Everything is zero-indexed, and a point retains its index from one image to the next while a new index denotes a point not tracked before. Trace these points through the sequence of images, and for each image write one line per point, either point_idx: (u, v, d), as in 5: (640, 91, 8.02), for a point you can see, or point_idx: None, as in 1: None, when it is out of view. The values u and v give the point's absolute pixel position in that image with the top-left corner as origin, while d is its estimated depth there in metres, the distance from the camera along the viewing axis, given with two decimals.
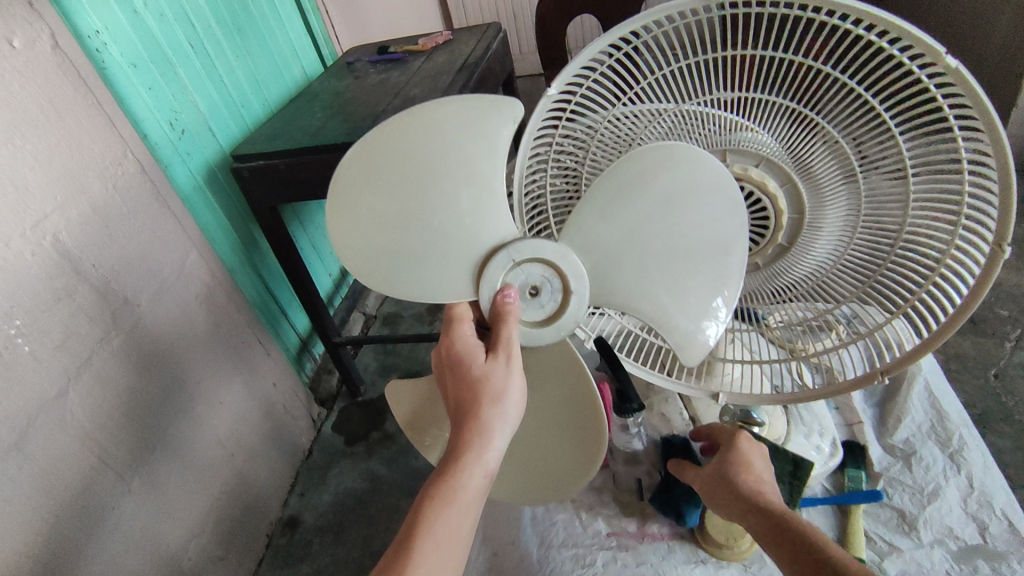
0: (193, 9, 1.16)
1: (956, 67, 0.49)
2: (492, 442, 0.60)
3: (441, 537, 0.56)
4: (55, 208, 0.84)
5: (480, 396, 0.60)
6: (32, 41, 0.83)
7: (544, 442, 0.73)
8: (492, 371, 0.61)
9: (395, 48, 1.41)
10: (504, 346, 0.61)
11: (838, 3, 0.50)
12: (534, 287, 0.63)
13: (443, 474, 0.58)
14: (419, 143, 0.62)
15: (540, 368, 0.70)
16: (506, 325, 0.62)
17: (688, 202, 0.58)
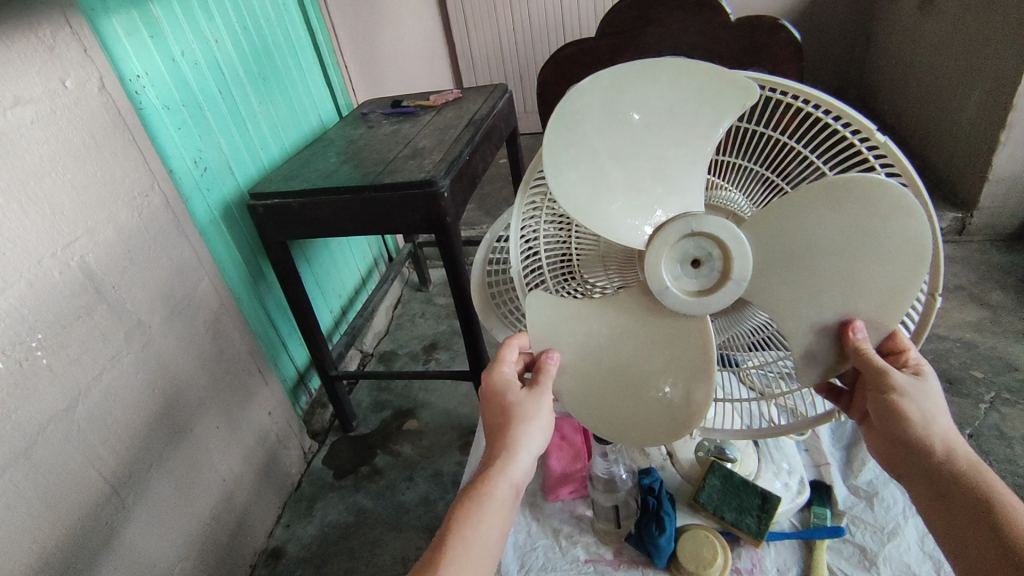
0: (224, 60, 1.26)
1: (884, 140, 0.56)
2: (518, 457, 0.64)
3: (473, 542, 0.59)
4: (85, 232, 0.91)
5: (512, 419, 0.65)
6: (83, 83, 0.92)
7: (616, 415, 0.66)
8: (526, 402, 0.65)
9: (408, 103, 1.52)
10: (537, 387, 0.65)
11: (784, 85, 0.57)
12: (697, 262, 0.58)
13: (474, 486, 0.62)
14: (675, 89, 0.57)
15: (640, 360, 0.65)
16: (544, 374, 0.66)
17: (874, 236, 0.56)
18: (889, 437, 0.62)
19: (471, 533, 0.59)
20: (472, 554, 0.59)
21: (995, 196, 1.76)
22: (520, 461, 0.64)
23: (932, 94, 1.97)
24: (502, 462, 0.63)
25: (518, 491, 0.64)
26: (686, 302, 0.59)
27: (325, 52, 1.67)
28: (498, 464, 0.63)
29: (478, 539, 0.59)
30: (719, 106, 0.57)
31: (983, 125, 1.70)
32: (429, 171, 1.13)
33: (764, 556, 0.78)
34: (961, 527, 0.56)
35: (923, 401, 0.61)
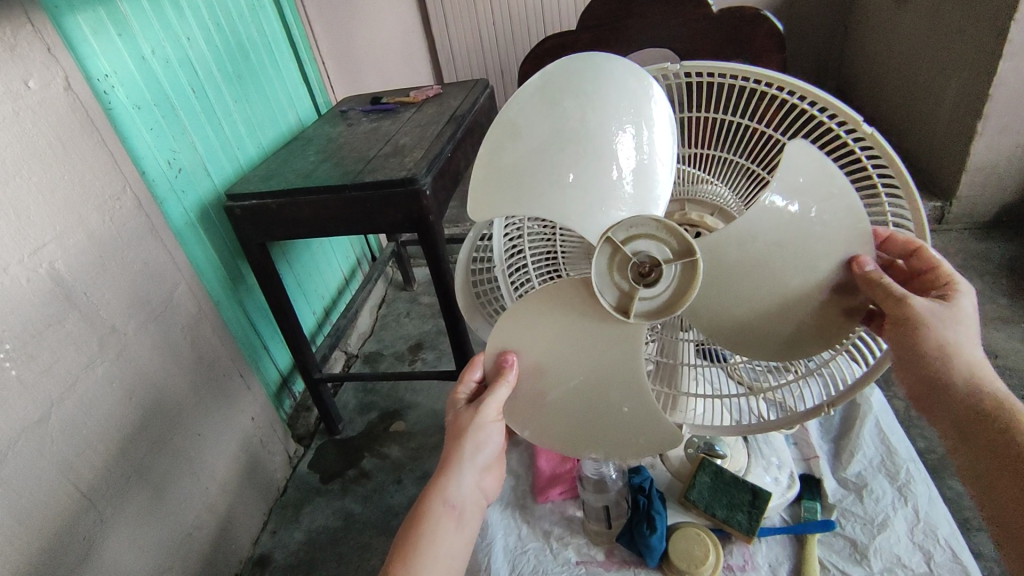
0: (196, 57, 1.23)
1: (872, 132, 0.56)
2: (461, 475, 0.66)
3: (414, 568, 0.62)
4: (53, 237, 0.87)
5: (462, 434, 0.66)
6: (47, 83, 0.88)
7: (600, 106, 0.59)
8: (472, 420, 0.65)
9: (388, 99, 1.49)
10: (492, 398, 0.65)
11: (771, 76, 0.56)
12: (647, 273, 0.59)
13: (414, 521, 0.64)
14: (619, 444, 0.68)
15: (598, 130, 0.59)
16: (499, 387, 0.65)
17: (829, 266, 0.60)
18: (912, 373, 0.59)
19: (411, 558, 0.62)
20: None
21: (973, 184, 1.78)
22: (461, 479, 0.66)
23: (908, 85, 1.99)
24: (437, 485, 0.65)
25: (455, 512, 0.66)
26: (647, 225, 0.58)
27: (302, 50, 1.64)
28: (432, 493, 0.65)
29: (424, 557, 0.62)
30: (660, 436, 0.67)
31: (960, 110, 1.73)
32: (410, 169, 1.11)
33: (756, 551, 0.78)
34: (988, 453, 0.56)
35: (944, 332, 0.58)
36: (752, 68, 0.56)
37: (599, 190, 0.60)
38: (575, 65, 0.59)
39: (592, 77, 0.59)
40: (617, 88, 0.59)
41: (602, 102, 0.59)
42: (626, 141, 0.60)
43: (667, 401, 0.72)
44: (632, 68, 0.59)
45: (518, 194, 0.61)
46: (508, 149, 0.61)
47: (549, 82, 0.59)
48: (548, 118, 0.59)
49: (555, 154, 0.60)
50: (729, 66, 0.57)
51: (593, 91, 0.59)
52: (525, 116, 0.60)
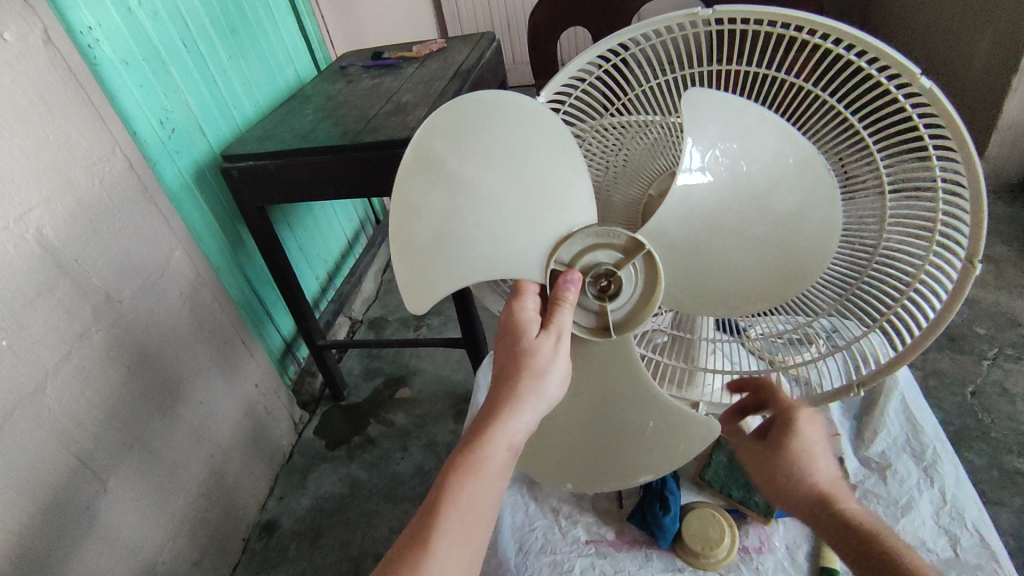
0: (186, 8, 1.16)
1: (930, 87, 0.49)
2: (523, 414, 0.55)
3: (464, 508, 0.53)
4: (40, 202, 0.84)
5: (521, 369, 0.56)
6: (24, 36, 0.83)
7: (479, 141, 0.59)
8: (538, 347, 0.57)
9: (390, 54, 1.42)
10: (556, 325, 0.57)
11: (815, 21, 0.50)
12: (608, 285, 0.59)
13: (468, 444, 0.55)
14: (639, 465, 0.69)
15: (491, 153, 0.59)
16: (560, 311, 0.57)
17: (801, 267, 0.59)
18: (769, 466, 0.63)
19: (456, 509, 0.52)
20: (464, 522, 0.53)
21: (1003, 145, 1.70)
22: (524, 420, 0.56)
23: (938, 39, 1.88)
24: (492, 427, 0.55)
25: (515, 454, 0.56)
26: (589, 242, 0.59)
27: (299, 2, 1.56)
28: (492, 424, 0.55)
29: (465, 513, 0.53)
30: (679, 452, 0.67)
31: (993, 65, 1.64)
32: (413, 129, 1.05)
33: (773, 533, 0.76)
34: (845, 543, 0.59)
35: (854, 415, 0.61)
36: (793, 13, 0.50)
37: (528, 195, 0.59)
38: (443, 119, 0.59)
39: (459, 132, 0.59)
40: (497, 119, 0.59)
41: (493, 139, 0.59)
42: (530, 156, 0.59)
43: (680, 377, 0.71)
44: (498, 93, 0.59)
45: (451, 257, 0.60)
46: (415, 227, 0.60)
47: (421, 153, 0.59)
48: (440, 185, 0.59)
49: (467, 210, 0.59)
50: (767, 11, 0.51)
51: (476, 131, 0.59)
52: (418, 193, 0.59)
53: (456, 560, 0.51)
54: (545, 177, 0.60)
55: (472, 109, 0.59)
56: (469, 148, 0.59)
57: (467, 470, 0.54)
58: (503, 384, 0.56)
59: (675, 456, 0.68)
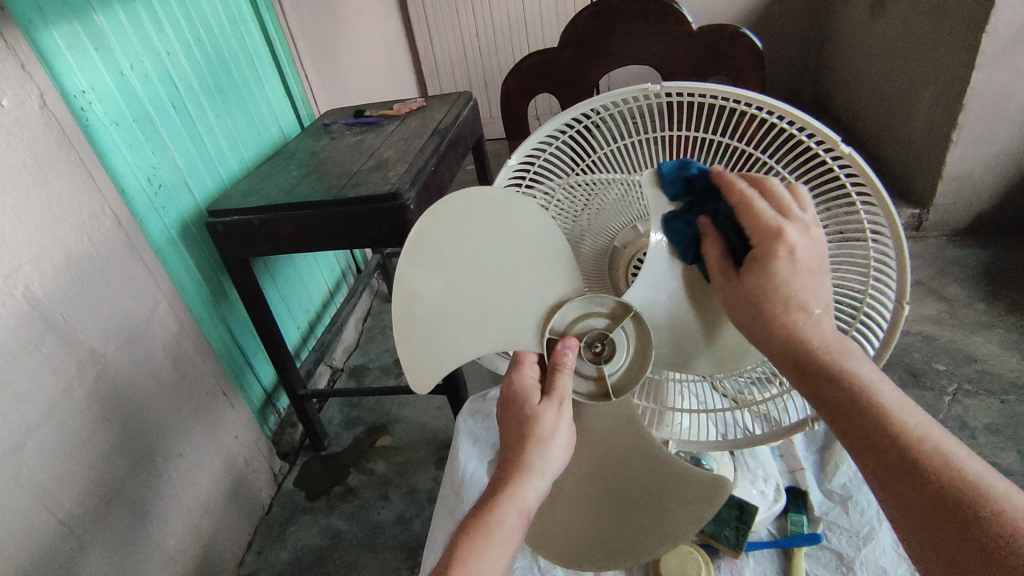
0: (176, 71, 1.22)
1: (851, 152, 0.55)
2: (533, 481, 0.60)
3: (478, 572, 0.56)
4: (29, 258, 0.86)
5: (528, 439, 0.61)
6: (21, 101, 0.87)
7: (480, 235, 0.62)
8: (543, 416, 0.61)
9: (371, 112, 1.49)
10: (558, 392, 0.61)
11: (749, 96, 0.57)
12: (601, 346, 0.63)
13: (481, 509, 0.59)
14: (661, 524, 0.74)
15: (492, 246, 0.63)
16: (559, 377, 0.61)
17: None
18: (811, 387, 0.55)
19: (471, 567, 0.56)
20: None
21: (949, 191, 1.81)
22: (534, 486, 0.60)
23: (885, 93, 2.03)
24: (509, 492, 0.59)
25: (527, 519, 0.60)
26: (579, 311, 0.64)
27: (284, 63, 1.64)
28: (507, 488, 0.60)
29: (480, 571, 0.56)
30: (697, 507, 0.72)
31: (934, 118, 1.77)
32: (394, 184, 1.10)
33: (744, 566, 0.79)
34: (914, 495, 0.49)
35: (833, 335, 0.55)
36: (729, 88, 0.57)
37: (524, 286, 0.64)
38: (441, 214, 0.60)
39: (463, 222, 0.61)
40: (491, 217, 0.62)
41: (484, 230, 0.62)
42: (527, 256, 0.64)
43: (651, 417, 0.75)
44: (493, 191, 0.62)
45: (452, 337, 0.63)
46: (418, 318, 0.60)
47: (422, 246, 0.59)
48: (444, 274, 0.61)
49: (468, 295, 0.62)
50: (705, 87, 0.57)
51: (470, 225, 0.61)
52: (420, 281, 0.60)
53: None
54: (539, 274, 0.65)
55: (476, 203, 0.61)
56: (471, 239, 0.62)
57: (479, 535, 0.58)
58: (517, 454, 0.61)
59: (693, 512, 0.72)
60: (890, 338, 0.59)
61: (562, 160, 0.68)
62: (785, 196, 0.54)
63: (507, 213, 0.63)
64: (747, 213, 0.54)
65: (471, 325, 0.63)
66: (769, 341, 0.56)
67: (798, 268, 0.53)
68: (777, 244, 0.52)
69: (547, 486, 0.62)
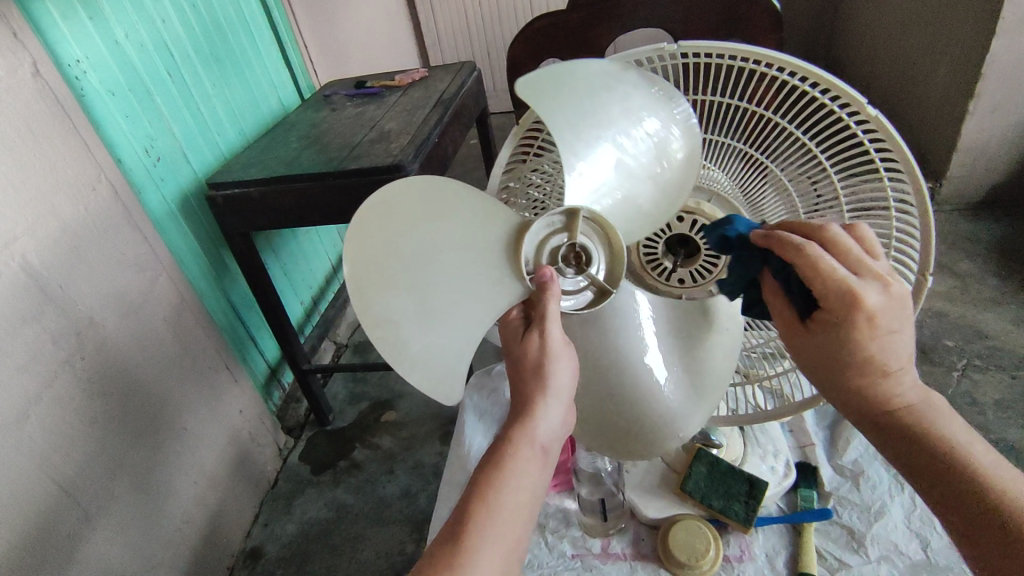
0: (172, 39, 1.18)
1: (876, 114, 0.53)
2: (547, 408, 0.58)
3: (507, 507, 0.54)
4: (26, 230, 0.84)
5: (529, 371, 0.59)
6: (12, 69, 0.84)
7: (415, 227, 0.56)
8: (533, 342, 0.59)
9: (373, 83, 1.46)
10: (544, 313, 0.57)
11: (771, 56, 0.54)
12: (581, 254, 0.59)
13: (496, 449, 0.57)
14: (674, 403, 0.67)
15: (435, 231, 0.57)
16: (547, 301, 0.57)
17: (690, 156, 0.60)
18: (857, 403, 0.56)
19: (492, 502, 0.53)
20: (505, 521, 0.53)
21: (964, 165, 1.77)
22: (549, 410, 0.58)
23: (900, 64, 1.97)
24: (525, 421, 0.57)
25: (544, 450, 0.58)
26: (542, 237, 0.59)
27: (283, 32, 1.59)
28: (519, 422, 0.58)
29: (502, 505, 0.54)
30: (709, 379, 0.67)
31: (950, 88, 1.72)
32: (397, 155, 1.08)
33: (752, 541, 0.79)
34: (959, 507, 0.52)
35: (917, 394, 0.56)
36: (751, 47, 0.54)
37: (485, 251, 0.59)
38: (363, 231, 0.54)
39: (394, 229, 0.55)
40: (415, 207, 0.56)
41: (413, 220, 0.56)
42: (473, 221, 0.58)
43: None
44: (403, 184, 0.55)
45: (445, 332, 0.58)
46: (405, 347, 0.56)
47: (361, 274, 0.54)
48: (400, 289, 0.55)
49: (433, 292, 0.57)
50: (725, 47, 0.55)
51: (396, 228, 0.55)
52: (384, 305, 0.55)
53: (494, 554, 0.51)
54: (495, 230, 0.59)
55: (387, 203, 0.55)
56: (409, 237, 0.56)
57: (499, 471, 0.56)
58: (525, 384, 0.59)
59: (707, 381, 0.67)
60: (912, 309, 0.57)
61: None
62: (852, 244, 0.53)
63: (427, 195, 0.57)
64: (824, 273, 0.50)
65: (455, 311, 0.58)
66: (817, 368, 0.57)
67: (876, 331, 0.51)
68: (857, 312, 0.50)
69: (563, 410, 0.60)
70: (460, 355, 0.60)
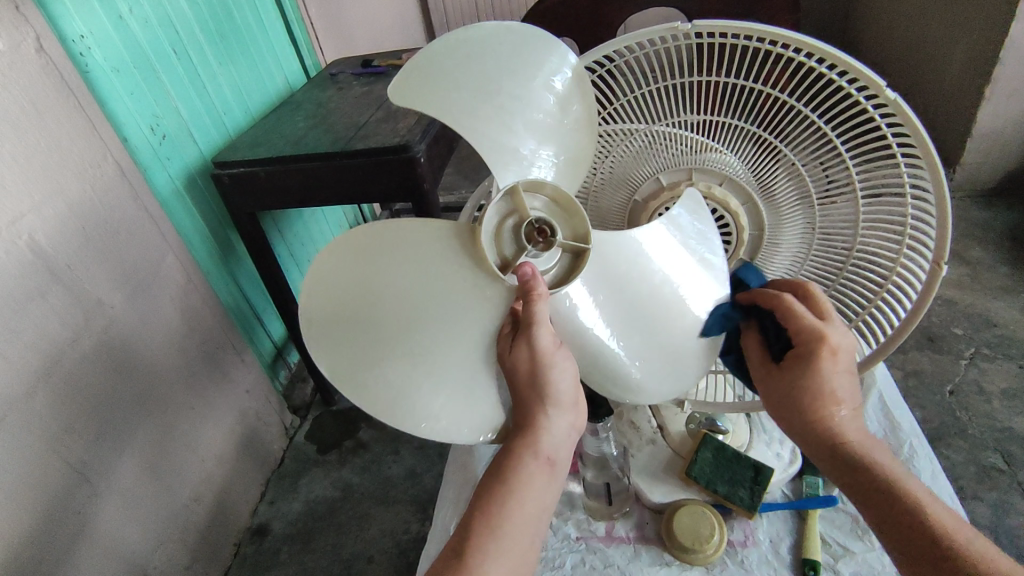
0: (177, 15, 1.17)
1: (896, 99, 0.52)
2: (552, 422, 0.59)
3: (520, 526, 0.55)
4: (32, 208, 0.84)
5: (534, 396, 0.58)
6: (16, 44, 0.83)
7: (360, 285, 0.60)
8: (521, 356, 0.59)
9: (379, 61, 1.44)
10: (537, 318, 0.57)
11: (788, 37, 0.53)
12: (542, 228, 0.59)
13: (500, 466, 0.57)
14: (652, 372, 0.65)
15: (385, 280, 0.60)
16: (535, 305, 0.57)
17: (532, 62, 0.60)
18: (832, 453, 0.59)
19: (497, 523, 0.54)
20: (519, 541, 0.54)
21: (978, 151, 1.75)
22: (558, 423, 0.59)
23: (916, 46, 1.93)
24: (531, 436, 0.58)
25: (556, 463, 0.58)
26: (492, 228, 0.58)
27: (289, 8, 1.57)
28: (523, 440, 0.58)
29: (509, 526, 0.54)
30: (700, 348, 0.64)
31: (967, 72, 1.69)
32: (404, 136, 1.07)
33: (757, 527, 0.80)
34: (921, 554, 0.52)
35: (858, 425, 0.59)
36: (768, 28, 0.53)
37: (442, 281, 0.60)
38: (314, 318, 0.61)
39: (340, 296, 0.61)
40: (352, 266, 0.61)
41: (357, 281, 0.60)
42: (416, 258, 0.60)
43: None
44: (327, 253, 0.61)
45: (428, 372, 0.61)
46: (416, 382, 0.61)
47: (327, 352, 0.61)
48: (366, 352, 0.60)
49: (396, 340, 0.60)
50: (742, 27, 0.54)
51: (341, 289, 0.61)
52: (361, 370, 0.60)
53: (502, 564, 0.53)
54: (447, 258, 0.60)
55: (320, 277, 0.61)
56: (359, 297, 0.60)
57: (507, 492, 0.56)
58: (526, 399, 0.59)
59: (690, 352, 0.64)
60: (924, 298, 0.57)
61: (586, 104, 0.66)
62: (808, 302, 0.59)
63: (358, 248, 0.61)
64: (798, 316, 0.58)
65: (427, 347, 0.60)
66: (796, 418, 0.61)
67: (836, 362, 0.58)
68: (822, 345, 0.58)
69: (568, 416, 0.60)
70: (476, 377, 0.62)
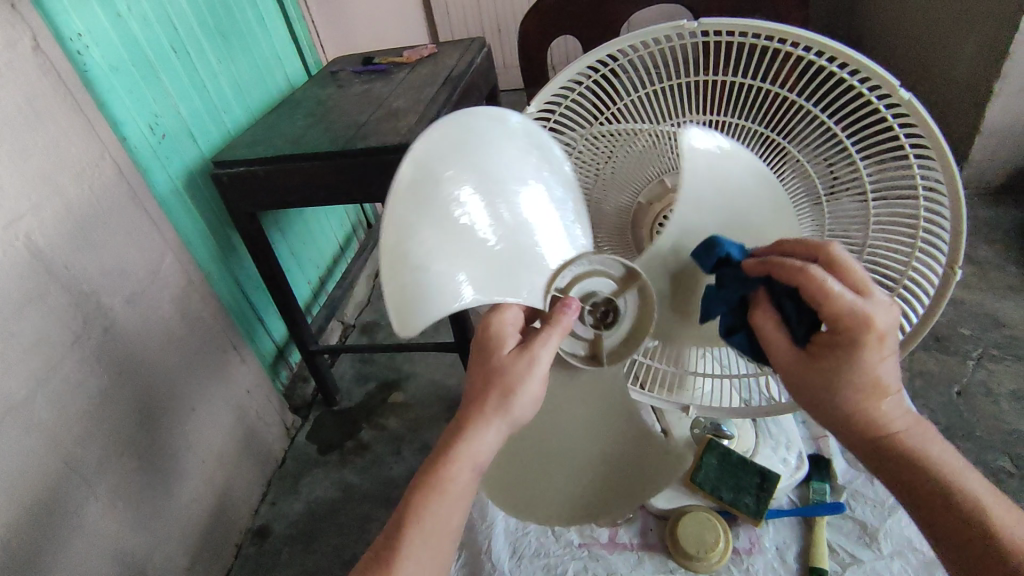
0: (175, 12, 1.16)
1: (909, 98, 0.51)
2: (489, 434, 0.55)
3: (429, 529, 0.54)
4: (29, 209, 0.83)
5: (494, 394, 0.55)
6: (12, 42, 0.82)
7: (477, 172, 0.52)
8: (514, 362, 0.55)
9: (380, 59, 1.43)
10: (544, 346, 0.55)
11: (798, 34, 0.51)
12: (607, 313, 0.60)
13: (427, 469, 0.56)
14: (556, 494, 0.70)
15: (497, 186, 0.53)
16: (551, 332, 0.56)
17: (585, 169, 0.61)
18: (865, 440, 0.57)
19: (413, 524, 0.54)
20: (425, 552, 0.54)
21: (985, 148, 1.73)
22: (488, 439, 0.55)
23: (923, 42, 1.91)
24: (457, 440, 0.55)
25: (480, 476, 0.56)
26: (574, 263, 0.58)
27: (290, 6, 1.56)
28: (454, 443, 0.55)
29: (419, 527, 0.54)
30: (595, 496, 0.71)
31: (975, 69, 1.67)
32: (405, 135, 1.06)
33: (763, 534, 0.79)
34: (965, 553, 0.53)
35: (911, 421, 0.57)
36: (775, 26, 0.52)
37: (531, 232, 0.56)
38: (420, 159, 0.49)
39: (458, 161, 0.51)
40: (473, 149, 0.53)
41: (472, 164, 0.52)
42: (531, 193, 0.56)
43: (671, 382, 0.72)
44: (465, 117, 0.53)
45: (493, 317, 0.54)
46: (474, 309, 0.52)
47: (410, 206, 0.48)
48: (453, 239, 0.50)
49: (487, 258, 0.53)
50: (750, 25, 0.52)
51: (454, 160, 0.51)
52: (433, 253, 0.49)
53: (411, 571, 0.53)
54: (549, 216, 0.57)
55: (449, 136, 0.51)
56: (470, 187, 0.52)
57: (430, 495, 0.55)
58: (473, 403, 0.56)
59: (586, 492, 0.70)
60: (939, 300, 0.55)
61: (585, 107, 0.64)
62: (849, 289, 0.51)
63: (491, 137, 0.54)
64: (827, 298, 0.50)
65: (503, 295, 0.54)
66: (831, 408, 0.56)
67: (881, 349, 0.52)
68: (868, 333, 0.51)
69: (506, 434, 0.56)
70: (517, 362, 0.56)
